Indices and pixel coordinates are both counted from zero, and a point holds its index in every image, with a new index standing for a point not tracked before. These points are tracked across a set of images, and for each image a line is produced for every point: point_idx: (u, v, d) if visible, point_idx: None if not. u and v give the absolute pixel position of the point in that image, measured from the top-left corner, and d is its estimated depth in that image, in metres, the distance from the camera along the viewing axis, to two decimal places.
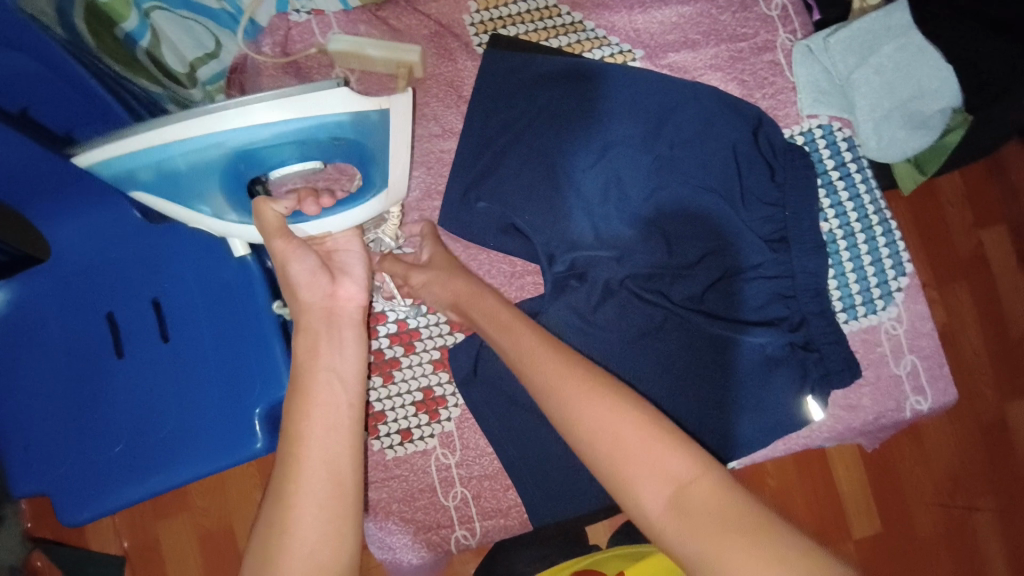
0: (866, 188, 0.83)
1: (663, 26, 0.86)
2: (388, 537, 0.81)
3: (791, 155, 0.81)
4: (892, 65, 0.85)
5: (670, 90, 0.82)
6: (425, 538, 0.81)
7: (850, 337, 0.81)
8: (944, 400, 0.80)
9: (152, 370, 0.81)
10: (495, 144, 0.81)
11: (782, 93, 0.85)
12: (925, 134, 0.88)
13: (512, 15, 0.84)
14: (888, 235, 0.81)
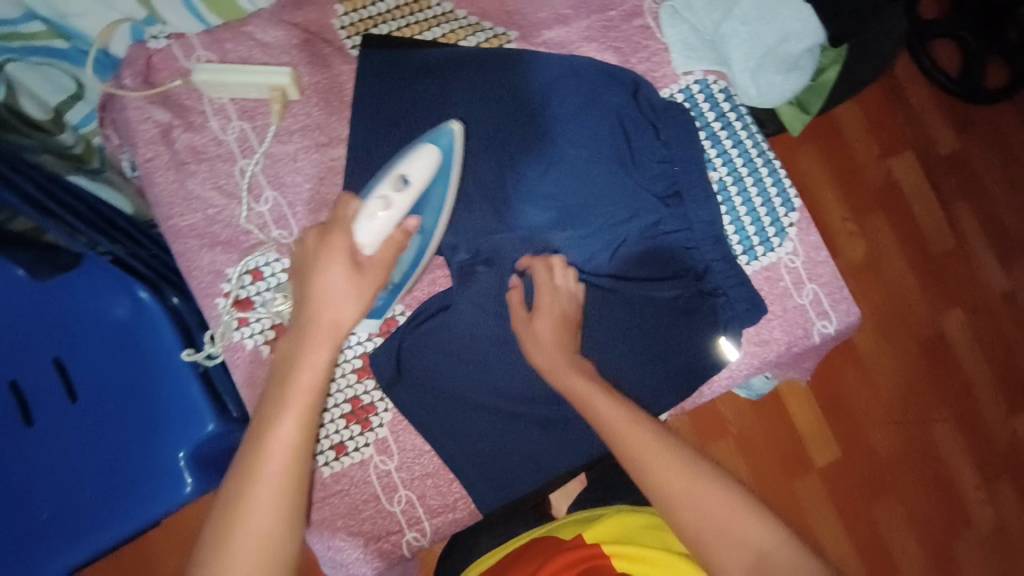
0: (747, 134, 0.88)
1: (533, 6, 0.87)
2: (332, 555, 0.78)
3: (671, 111, 0.84)
4: (754, 14, 0.89)
5: (548, 66, 0.83)
6: (377, 547, 0.80)
7: (753, 278, 0.85)
8: (848, 321, 0.85)
9: (66, 432, 0.79)
10: (384, 144, 0.80)
11: (657, 55, 0.88)
12: (796, 76, 0.93)
13: (380, 14, 0.84)
14: (773, 177, 0.87)
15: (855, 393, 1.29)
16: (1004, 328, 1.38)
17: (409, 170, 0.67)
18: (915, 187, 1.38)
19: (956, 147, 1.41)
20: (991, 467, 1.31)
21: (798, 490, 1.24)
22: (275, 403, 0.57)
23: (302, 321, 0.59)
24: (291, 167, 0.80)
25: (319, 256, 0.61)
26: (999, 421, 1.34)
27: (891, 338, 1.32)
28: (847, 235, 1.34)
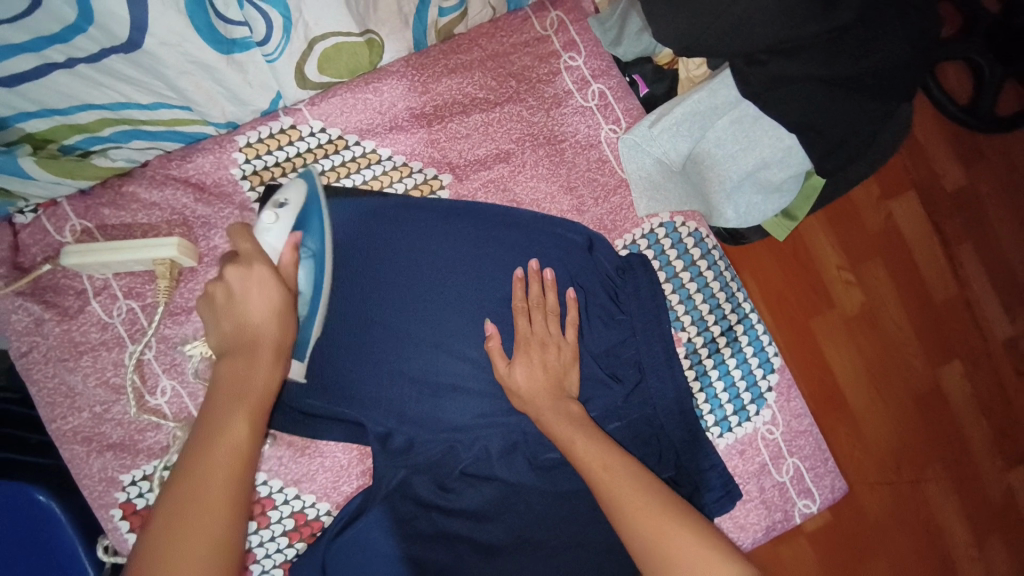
0: (721, 285, 0.77)
1: (471, 140, 0.74)
2: None
3: (635, 273, 0.74)
4: (729, 139, 0.76)
5: (490, 221, 0.73)
6: None
7: (726, 453, 0.76)
8: (833, 497, 0.78)
9: None
10: None
11: (615, 193, 0.77)
12: (779, 197, 0.82)
13: (290, 158, 0.71)
14: (749, 334, 0.77)
15: (845, 453, 1.15)
16: (1004, 381, 1.23)
17: (285, 196, 0.63)
18: (919, 233, 1.23)
19: (962, 187, 1.25)
20: (987, 531, 1.17)
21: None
22: (206, 439, 0.51)
23: (230, 364, 0.55)
24: (190, 351, 0.69)
25: (235, 288, 0.56)
26: (994, 476, 1.19)
27: (888, 392, 1.17)
28: (842, 285, 1.18)
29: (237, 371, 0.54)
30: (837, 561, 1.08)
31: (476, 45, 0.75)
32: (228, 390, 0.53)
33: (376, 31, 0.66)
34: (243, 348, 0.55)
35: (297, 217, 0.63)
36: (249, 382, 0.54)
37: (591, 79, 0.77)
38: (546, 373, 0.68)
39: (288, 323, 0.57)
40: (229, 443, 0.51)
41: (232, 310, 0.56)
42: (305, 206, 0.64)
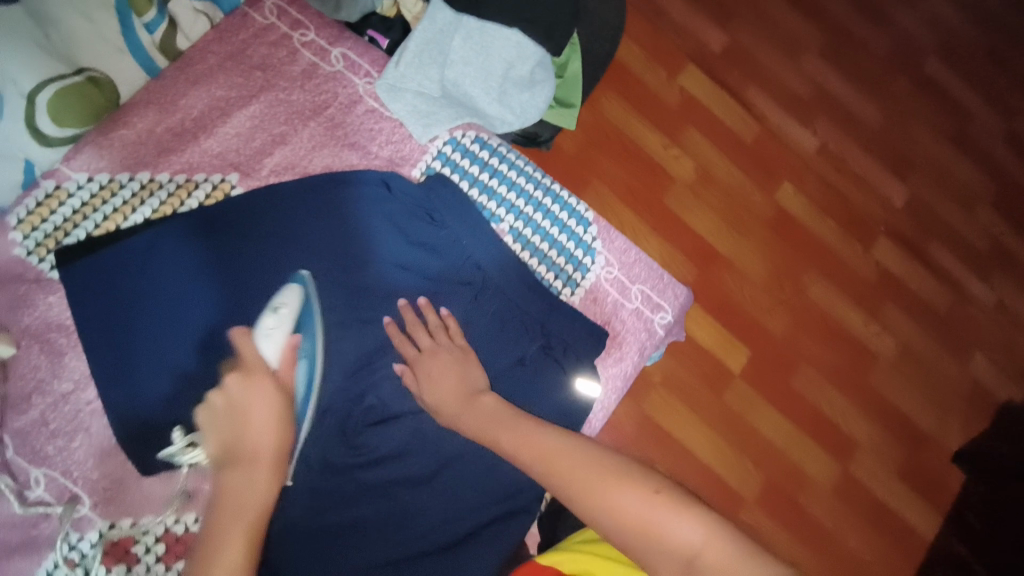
0: (517, 172, 0.88)
1: (242, 137, 0.79)
2: None
3: (436, 189, 0.82)
4: (470, 53, 0.86)
5: (293, 198, 0.78)
6: None
7: (582, 306, 0.87)
8: (679, 302, 0.90)
9: None
10: (136, 354, 0.70)
11: (394, 134, 0.85)
12: (541, 88, 0.91)
13: (68, 218, 0.72)
14: (558, 203, 0.88)
15: (735, 290, 1.39)
16: (832, 182, 1.51)
17: (281, 303, 0.69)
18: (710, 94, 1.48)
19: (726, 45, 1.52)
20: (872, 301, 1.46)
21: (747, 415, 1.33)
22: (212, 554, 0.53)
23: (232, 474, 0.58)
24: (45, 433, 0.69)
25: (239, 399, 0.62)
26: (859, 259, 1.48)
27: (743, 230, 1.42)
28: (673, 159, 1.42)
29: (239, 482, 0.57)
30: (759, 371, 1.36)
31: (209, 52, 0.79)
32: (231, 507, 0.56)
33: (94, 68, 0.69)
34: (244, 459, 0.59)
35: (294, 322, 0.69)
36: (248, 491, 0.57)
37: (328, 46, 0.84)
38: (453, 372, 0.74)
39: (285, 428, 0.62)
40: (232, 549, 0.54)
41: (235, 416, 0.61)
42: (298, 310, 0.70)
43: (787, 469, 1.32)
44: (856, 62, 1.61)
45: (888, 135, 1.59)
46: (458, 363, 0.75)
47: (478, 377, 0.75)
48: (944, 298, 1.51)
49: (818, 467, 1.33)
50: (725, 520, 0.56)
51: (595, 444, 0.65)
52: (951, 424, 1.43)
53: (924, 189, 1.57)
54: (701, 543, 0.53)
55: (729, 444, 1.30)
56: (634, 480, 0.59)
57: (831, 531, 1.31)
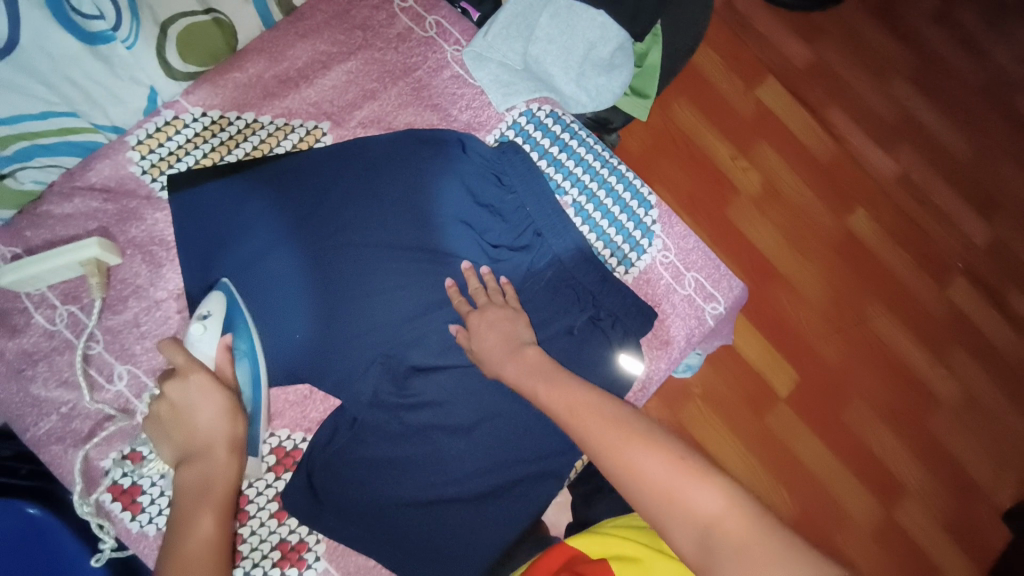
0: (587, 149, 0.90)
1: (337, 89, 0.85)
2: None
3: (508, 156, 0.85)
4: (555, 32, 0.89)
5: (377, 151, 0.83)
6: None
7: (635, 285, 0.87)
8: (733, 294, 0.89)
9: None
10: (227, 277, 0.78)
11: (475, 100, 0.89)
12: (619, 72, 0.94)
13: (180, 145, 0.80)
14: (623, 182, 0.89)
15: (790, 307, 1.36)
16: (908, 213, 1.45)
17: (208, 309, 0.72)
18: (788, 109, 1.45)
19: (811, 61, 1.49)
20: (940, 341, 1.39)
21: (788, 441, 1.29)
22: (181, 537, 0.59)
23: (192, 466, 0.63)
24: (136, 333, 0.76)
25: (182, 402, 0.66)
26: (930, 295, 1.41)
27: (806, 248, 1.39)
28: (740, 171, 1.40)
29: (199, 471, 0.62)
30: (806, 391, 1.32)
31: (318, 10, 0.86)
32: (194, 494, 0.61)
33: (219, 10, 0.76)
34: (199, 451, 0.63)
35: (222, 323, 0.72)
36: (210, 477, 0.62)
37: (425, 13, 0.89)
38: (501, 328, 0.76)
39: (237, 420, 0.67)
40: (201, 530, 0.59)
41: (179, 418, 0.65)
42: (225, 314, 0.73)
43: (824, 502, 1.28)
44: (948, 92, 1.54)
45: (977, 169, 1.51)
46: (509, 321, 0.77)
47: (526, 333, 0.76)
48: (1016, 345, 1.42)
49: (857, 504, 1.28)
50: (750, 497, 0.55)
51: (630, 409, 0.65)
52: (1009, 478, 1.35)
53: (1008, 229, 1.48)
54: (720, 514, 0.53)
55: (765, 468, 1.27)
56: (664, 445, 0.59)
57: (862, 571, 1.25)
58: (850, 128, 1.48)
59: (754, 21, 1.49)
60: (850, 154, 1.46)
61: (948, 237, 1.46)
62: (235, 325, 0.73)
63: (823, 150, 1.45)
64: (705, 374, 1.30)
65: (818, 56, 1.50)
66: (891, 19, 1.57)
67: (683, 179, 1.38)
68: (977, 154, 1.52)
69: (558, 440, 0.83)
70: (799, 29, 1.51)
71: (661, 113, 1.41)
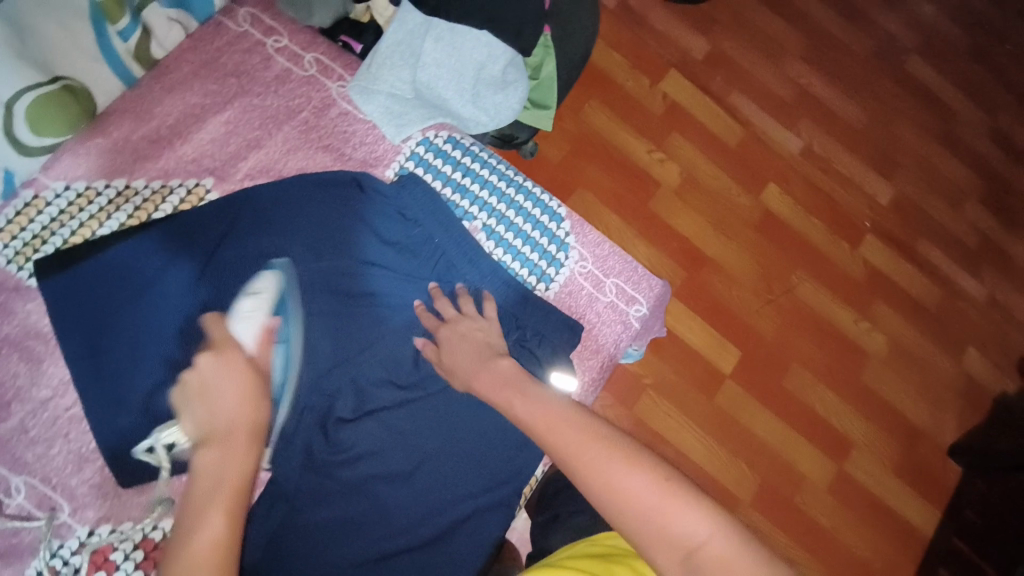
0: (490, 171, 0.88)
1: (217, 142, 0.80)
2: None
3: (408, 188, 0.82)
4: (442, 55, 0.87)
5: (268, 201, 0.79)
6: None
7: (558, 300, 0.87)
8: (654, 294, 0.89)
9: None
10: (119, 362, 0.71)
11: (368, 136, 0.86)
12: (515, 88, 0.92)
13: (45, 226, 0.73)
14: (530, 199, 0.88)
15: (722, 289, 1.39)
16: (818, 183, 1.53)
17: (259, 288, 0.73)
18: (693, 100, 1.50)
19: (707, 50, 1.55)
20: (862, 299, 1.47)
21: (740, 419, 1.33)
22: (189, 528, 0.53)
23: (208, 450, 0.58)
24: (24, 440, 0.69)
25: (213, 382, 0.63)
26: (847, 257, 1.49)
27: (728, 230, 1.43)
28: (657, 163, 1.44)
29: (215, 456, 0.57)
30: (750, 367, 1.36)
31: (184, 61, 0.80)
32: (207, 483, 0.56)
33: (69, 75, 0.69)
34: (219, 435, 0.59)
35: (270, 305, 0.72)
36: (226, 464, 0.57)
37: (302, 52, 0.85)
38: (470, 340, 0.75)
39: (260, 406, 0.63)
40: (214, 518, 0.53)
41: (208, 397, 0.62)
42: (273, 294, 0.73)
43: (782, 470, 1.31)
44: (838, 65, 1.64)
45: (871, 133, 1.61)
46: (481, 330, 0.76)
47: (500, 344, 0.76)
48: (931, 291, 1.51)
49: (812, 467, 1.33)
50: (732, 517, 0.54)
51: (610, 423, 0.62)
52: (941, 415, 1.43)
53: (907, 185, 1.58)
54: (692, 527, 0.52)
55: (723, 446, 1.30)
56: (649, 464, 0.56)
57: (827, 529, 1.30)
58: (752, 110, 1.54)
59: (647, 18, 1.53)
60: (756, 135, 1.52)
61: (855, 200, 1.54)
62: (281, 307, 0.73)
63: (730, 134, 1.50)
64: (652, 367, 1.31)
65: (713, 45, 1.56)
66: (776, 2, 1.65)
67: (603, 180, 1.40)
68: (869, 119, 1.62)
69: (507, 469, 0.80)
70: (690, 21, 1.56)
71: (573, 118, 1.42)
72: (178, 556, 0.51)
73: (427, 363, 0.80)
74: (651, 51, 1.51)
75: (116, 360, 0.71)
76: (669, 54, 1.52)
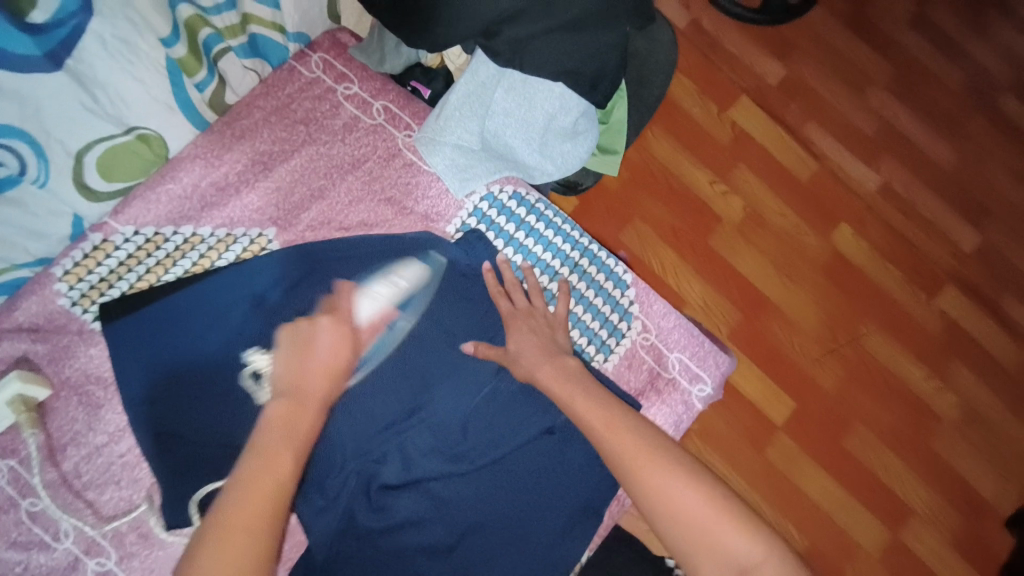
0: (555, 231, 0.86)
1: (282, 190, 0.79)
2: None
3: (473, 248, 0.81)
4: (513, 105, 0.82)
5: (328, 254, 0.78)
6: None
7: (616, 373, 0.83)
8: (720, 374, 0.85)
9: None
10: (172, 411, 0.71)
11: (431, 188, 0.84)
12: (585, 137, 0.89)
13: (113, 269, 0.73)
14: (595, 263, 0.85)
15: (784, 338, 1.31)
16: (896, 226, 1.41)
17: (403, 276, 0.78)
18: (766, 132, 1.41)
19: (785, 79, 1.45)
20: (938, 357, 1.34)
21: (795, 478, 1.24)
22: (252, 469, 0.53)
23: (286, 404, 0.59)
24: (78, 485, 0.70)
25: (318, 335, 0.66)
26: (923, 310, 1.37)
27: (796, 275, 1.34)
28: (720, 197, 1.36)
29: (292, 408, 0.59)
30: (809, 424, 1.27)
31: (255, 107, 0.79)
32: (280, 430, 0.57)
33: (143, 125, 0.70)
34: (302, 389, 0.61)
35: (400, 296, 0.77)
36: (298, 424, 0.58)
37: (371, 99, 0.84)
38: (537, 334, 0.76)
39: (339, 377, 0.65)
40: (273, 470, 0.54)
41: (303, 348, 0.65)
42: (410, 287, 0.78)
43: (835, 535, 1.22)
44: (928, 99, 1.51)
45: (961, 176, 1.47)
46: (549, 327, 0.78)
47: (564, 343, 0.77)
48: (1016, 353, 1.38)
49: (870, 537, 1.23)
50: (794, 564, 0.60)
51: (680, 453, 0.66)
52: (1019, 493, 1.30)
53: (997, 234, 1.44)
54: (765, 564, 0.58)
55: (773, 506, 1.22)
56: (726, 507, 0.61)
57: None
58: (830, 147, 1.44)
59: (723, 42, 1.44)
60: (833, 174, 1.42)
61: (939, 250, 1.41)
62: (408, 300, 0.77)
63: (805, 171, 1.40)
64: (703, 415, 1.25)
65: (792, 74, 1.46)
66: (865, 27, 1.53)
67: (664, 213, 1.33)
68: (961, 160, 1.48)
69: (551, 555, 0.76)
70: (770, 47, 1.46)
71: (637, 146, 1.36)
72: (233, 499, 0.51)
73: (476, 433, 0.77)
74: (725, 78, 1.42)
75: (171, 409, 0.71)
76: (744, 82, 1.43)
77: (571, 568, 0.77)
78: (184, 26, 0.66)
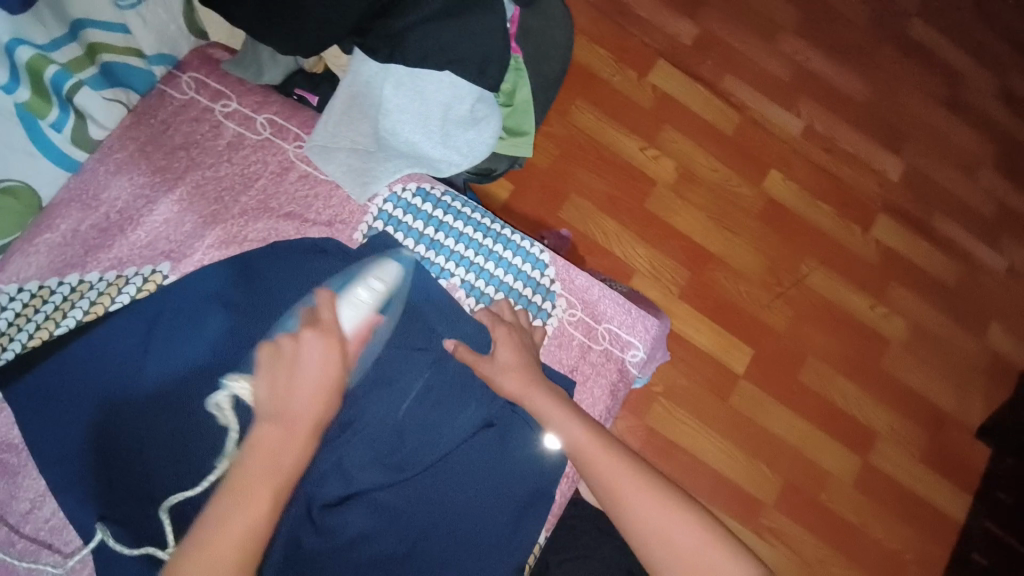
0: (465, 222, 0.85)
1: (170, 222, 0.76)
2: None
3: (377, 249, 0.79)
4: (405, 101, 0.81)
5: (227, 279, 0.75)
6: None
7: (547, 353, 0.83)
8: (651, 337, 0.85)
9: None
10: (92, 466, 0.68)
11: (332, 198, 0.82)
12: (485, 124, 0.86)
13: (2, 331, 0.69)
14: (509, 248, 0.85)
15: (731, 289, 1.33)
16: (822, 164, 1.44)
17: (382, 279, 0.70)
18: (686, 90, 1.42)
19: (696, 35, 1.46)
20: (878, 282, 1.39)
21: (761, 421, 1.27)
22: (231, 507, 0.51)
23: (271, 432, 0.54)
24: (8, 556, 0.66)
25: (304, 351, 0.58)
26: (858, 240, 1.41)
27: (733, 225, 1.37)
28: (651, 160, 1.37)
29: (274, 442, 0.54)
30: (766, 367, 1.30)
31: (128, 139, 0.76)
32: (261, 468, 0.53)
33: (7, 178, 0.66)
34: (288, 416, 0.55)
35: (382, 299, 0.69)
36: (279, 462, 0.53)
37: (253, 114, 0.81)
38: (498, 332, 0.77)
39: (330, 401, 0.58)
40: (250, 518, 0.51)
41: (286, 372, 0.57)
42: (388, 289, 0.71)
43: (805, 468, 1.26)
44: (836, 35, 1.54)
45: (876, 106, 1.51)
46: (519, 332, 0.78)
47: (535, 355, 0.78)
48: (950, 267, 1.43)
49: (837, 465, 1.28)
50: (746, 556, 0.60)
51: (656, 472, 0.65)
52: (968, 398, 1.36)
53: (917, 157, 1.49)
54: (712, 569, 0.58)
55: (743, 451, 1.26)
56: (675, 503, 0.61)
57: (855, 524, 1.26)
58: (749, 96, 1.45)
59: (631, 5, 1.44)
60: (755, 122, 1.44)
61: (865, 180, 1.45)
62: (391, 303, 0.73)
63: (727, 124, 1.42)
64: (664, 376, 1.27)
65: (703, 28, 1.47)
66: None
67: (597, 183, 1.33)
68: (874, 91, 1.52)
69: (500, 546, 0.76)
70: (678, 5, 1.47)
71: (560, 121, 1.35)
72: (210, 536, 0.50)
73: (412, 436, 0.76)
74: (637, 42, 1.42)
75: (92, 465, 0.68)
76: (656, 43, 1.43)
77: (529, 553, 0.77)
78: (25, 68, 0.62)
